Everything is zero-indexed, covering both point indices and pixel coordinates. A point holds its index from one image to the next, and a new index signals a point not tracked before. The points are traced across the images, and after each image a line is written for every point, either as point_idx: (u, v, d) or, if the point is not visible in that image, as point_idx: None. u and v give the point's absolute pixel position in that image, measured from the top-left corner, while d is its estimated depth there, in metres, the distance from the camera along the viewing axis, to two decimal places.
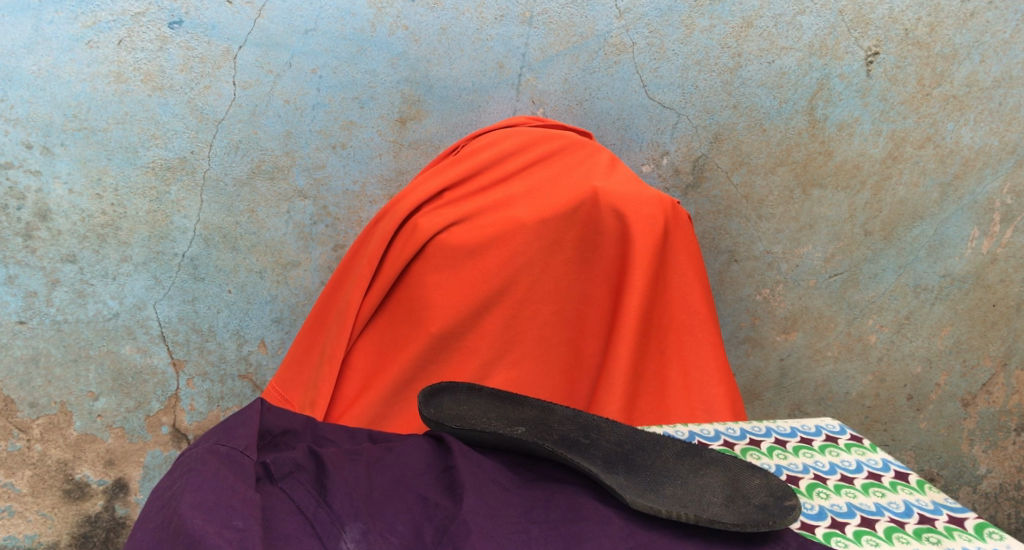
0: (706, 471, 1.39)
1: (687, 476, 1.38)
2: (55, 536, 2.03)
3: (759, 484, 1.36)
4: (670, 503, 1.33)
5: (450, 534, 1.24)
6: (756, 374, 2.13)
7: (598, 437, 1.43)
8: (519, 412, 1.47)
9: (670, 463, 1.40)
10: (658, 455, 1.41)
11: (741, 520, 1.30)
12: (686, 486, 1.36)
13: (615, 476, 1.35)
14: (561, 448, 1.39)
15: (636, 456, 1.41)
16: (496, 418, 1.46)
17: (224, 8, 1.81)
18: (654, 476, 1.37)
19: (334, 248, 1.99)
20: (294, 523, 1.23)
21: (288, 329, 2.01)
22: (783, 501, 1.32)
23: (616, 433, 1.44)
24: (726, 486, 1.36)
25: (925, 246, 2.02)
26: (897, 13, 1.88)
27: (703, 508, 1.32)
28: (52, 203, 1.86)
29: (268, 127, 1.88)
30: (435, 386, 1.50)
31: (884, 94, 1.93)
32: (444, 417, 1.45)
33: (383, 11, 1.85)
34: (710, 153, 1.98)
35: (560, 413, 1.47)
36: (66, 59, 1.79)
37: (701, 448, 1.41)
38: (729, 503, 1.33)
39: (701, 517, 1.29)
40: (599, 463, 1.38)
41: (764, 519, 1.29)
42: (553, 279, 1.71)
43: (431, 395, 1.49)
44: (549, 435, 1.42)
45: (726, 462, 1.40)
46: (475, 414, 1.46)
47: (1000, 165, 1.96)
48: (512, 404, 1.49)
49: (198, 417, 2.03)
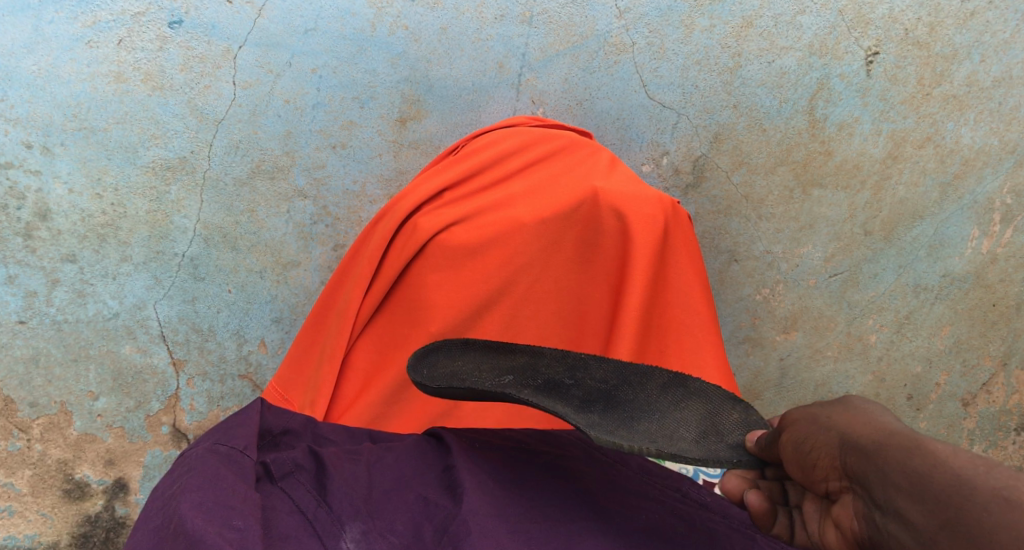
0: (687, 404, 1.33)
1: (667, 409, 1.32)
2: (55, 536, 2.03)
3: (737, 421, 1.31)
4: (641, 438, 1.27)
5: (450, 534, 1.24)
6: (755, 375, 2.13)
7: (583, 377, 1.36)
8: (508, 358, 1.39)
9: (652, 397, 1.33)
10: (642, 388, 1.34)
11: (706, 455, 1.26)
12: (664, 421, 1.30)
13: (589, 416, 1.30)
14: (540, 394, 1.33)
15: (619, 392, 1.34)
16: (485, 368, 1.38)
17: (224, 8, 1.82)
18: (633, 414, 1.31)
19: (334, 248, 1.98)
20: (294, 523, 1.22)
21: (288, 329, 2.01)
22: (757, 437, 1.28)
23: (603, 370, 1.36)
24: (705, 420, 1.31)
25: (925, 246, 2.03)
26: (897, 13, 1.90)
27: (671, 442, 1.27)
28: (52, 203, 1.86)
29: (268, 127, 1.88)
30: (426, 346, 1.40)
31: (884, 94, 1.94)
32: (435, 377, 1.37)
33: (383, 11, 1.85)
34: (710, 153, 1.98)
35: (550, 353, 1.39)
36: (66, 59, 1.79)
37: (685, 378, 1.34)
38: (701, 439, 1.28)
39: (663, 452, 1.24)
40: (576, 404, 1.32)
41: (729, 458, 1.27)
42: (553, 280, 1.70)
43: (422, 354, 1.39)
44: (533, 380, 1.35)
45: (709, 393, 1.34)
46: (467, 367, 1.38)
47: (1000, 165, 1.98)
48: (503, 352, 1.40)
49: (198, 417, 2.03)
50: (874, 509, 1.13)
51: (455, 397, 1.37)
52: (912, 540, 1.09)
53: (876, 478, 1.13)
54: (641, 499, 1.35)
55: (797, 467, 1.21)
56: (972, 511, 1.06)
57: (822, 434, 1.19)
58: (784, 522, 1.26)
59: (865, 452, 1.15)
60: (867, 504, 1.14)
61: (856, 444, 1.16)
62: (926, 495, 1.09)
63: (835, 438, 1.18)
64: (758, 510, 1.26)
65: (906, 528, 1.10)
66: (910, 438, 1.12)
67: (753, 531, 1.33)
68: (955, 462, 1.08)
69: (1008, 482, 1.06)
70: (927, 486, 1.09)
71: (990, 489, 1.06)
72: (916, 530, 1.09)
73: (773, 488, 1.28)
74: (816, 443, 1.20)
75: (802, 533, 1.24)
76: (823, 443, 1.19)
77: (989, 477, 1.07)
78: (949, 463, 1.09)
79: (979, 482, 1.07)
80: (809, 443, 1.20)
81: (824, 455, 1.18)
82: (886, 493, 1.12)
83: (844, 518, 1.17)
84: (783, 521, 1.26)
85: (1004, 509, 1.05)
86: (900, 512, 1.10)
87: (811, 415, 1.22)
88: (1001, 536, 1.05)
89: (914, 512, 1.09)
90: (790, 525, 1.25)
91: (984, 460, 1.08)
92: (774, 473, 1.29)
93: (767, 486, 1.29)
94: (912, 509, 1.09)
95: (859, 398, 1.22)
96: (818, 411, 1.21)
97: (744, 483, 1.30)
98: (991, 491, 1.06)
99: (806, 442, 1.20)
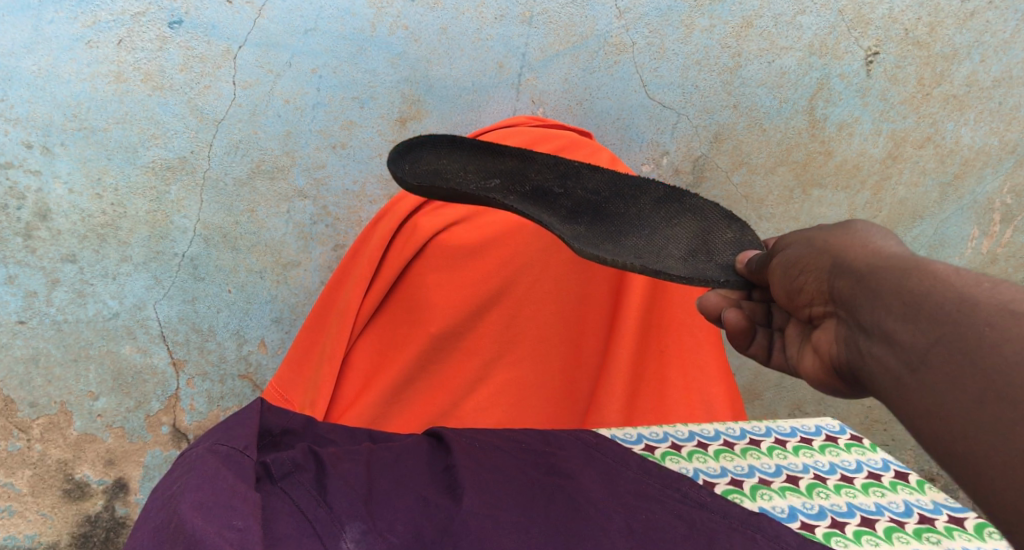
0: (680, 220, 1.29)
1: (658, 225, 1.29)
2: (55, 536, 2.10)
3: (730, 241, 1.28)
4: (626, 252, 1.24)
5: (450, 534, 1.21)
6: (755, 374, 2.25)
7: (573, 186, 1.32)
8: (496, 163, 1.35)
9: (644, 210, 1.30)
10: (635, 202, 1.30)
11: (690, 273, 1.23)
12: (653, 238, 1.27)
13: (575, 229, 1.27)
14: (527, 202, 1.31)
15: (610, 204, 1.31)
16: (471, 170, 1.35)
17: (224, 7, 1.77)
18: (621, 228, 1.28)
19: (334, 248, 2.01)
20: (294, 523, 1.18)
21: (288, 328, 2.06)
22: (746, 259, 1.25)
23: (596, 180, 1.32)
24: (696, 239, 1.28)
25: (926, 245, 2.18)
26: (897, 13, 1.93)
27: (656, 259, 1.23)
28: (52, 203, 1.83)
29: (268, 127, 1.87)
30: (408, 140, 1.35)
31: (884, 94, 2.00)
32: (416, 173, 1.34)
33: (383, 11, 1.83)
34: (710, 153, 2.02)
35: (540, 159, 1.33)
36: (65, 59, 1.74)
37: (683, 194, 1.30)
38: (688, 258, 1.25)
39: (647, 268, 1.21)
40: (563, 215, 1.29)
41: (716, 277, 1.24)
42: (553, 278, 1.69)
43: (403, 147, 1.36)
44: (521, 187, 1.33)
45: (705, 210, 1.29)
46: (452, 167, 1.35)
47: (1000, 165, 2.10)
48: (491, 155, 1.35)
49: (197, 417, 2.09)
50: (858, 331, 1.07)
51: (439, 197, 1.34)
52: (896, 361, 1.02)
53: (865, 302, 1.07)
54: (641, 498, 1.36)
55: (784, 294, 1.19)
56: (970, 328, 0.98)
57: (813, 257, 1.15)
58: (762, 343, 1.28)
59: (860, 276, 1.08)
60: (849, 326, 1.09)
61: (848, 267, 1.10)
62: (918, 314, 1.01)
63: (827, 260, 1.13)
64: (735, 328, 1.27)
65: (890, 349, 1.03)
66: (910, 262, 1.05)
67: (753, 531, 1.34)
68: (956, 281, 1.00)
69: (1015, 297, 0.98)
70: (921, 304, 1.01)
71: (993, 305, 0.98)
72: (902, 348, 1.02)
73: (756, 310, 1.29)
74: (808, 266, 1.15)
75: (779, 354, 1.26)
76: (813, 266, 1.15)
77: (992, 292, 0.98)
78: (949, 281, 1.01)
79: (979, 299, 0.99)
80: (799, 265, 1.16)
81: (812, 280, 1.15)
82: (872, 314, 1.05)
83: (823, 342, 1.14)
84: (763, 342, 1.28)
85: (1007, 323, 0.96)
86: (885, 332, 1.04)
87: (807, 238, 1.17)
88: (1002, 351, 0.96)
89: (902, 331, 1.02)
90: (769, 346, 1.28)
91: (991, 278, 1.00)
92: (760, 297, 1.29)
93: (750, 307, 1.30)
94: (900, 328, 1.02)
95: (862, 221, 1.15)
96: (814, 234, 1.17)
97: (723, 303, 1.31)
98: (996, 306, 0.98)
99: (796, 266, 1.17)
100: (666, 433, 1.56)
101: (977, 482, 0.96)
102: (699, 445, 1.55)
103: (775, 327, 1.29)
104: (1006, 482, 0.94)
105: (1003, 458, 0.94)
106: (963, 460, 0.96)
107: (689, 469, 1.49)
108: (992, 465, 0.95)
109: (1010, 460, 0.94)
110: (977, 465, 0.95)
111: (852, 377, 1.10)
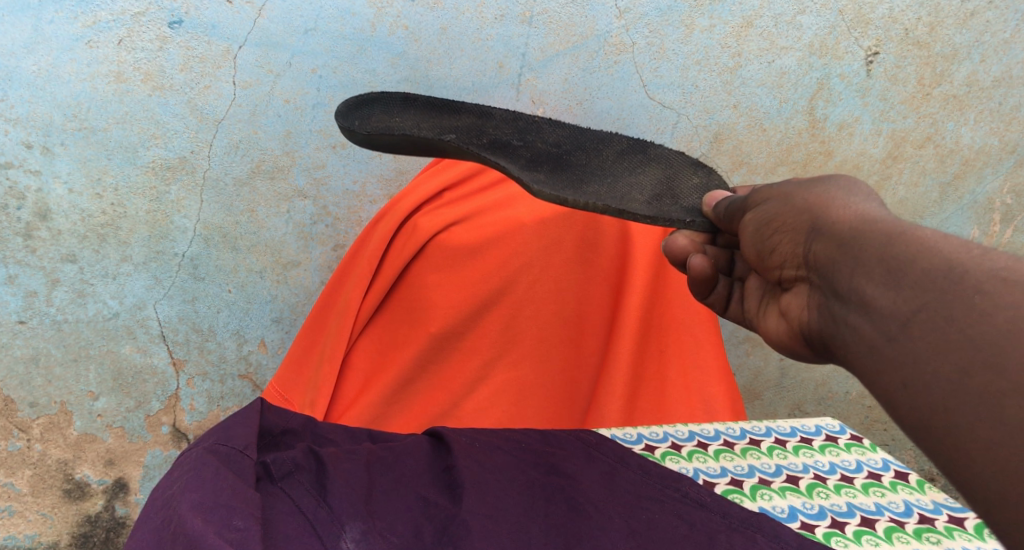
0: (644, 169, 1.28)
1: (623, 173, 1.27)
2: (55, 536, 2.10)
3: (695, 186, 1.27)
4: (590, 196, 1.20)
5: (450, 534, 1.21)
6: (755, 374, 2.25)
7: (533, 139, 1.31)
8: (454, 119, 1.35)
9: (608, 161, 1.29)
10: (598, 154, 1.30)
11: (654, 213, 1.20)
12: (616, 184, 1.24)
13: (535, 173, 1.24)
14: (485, 150, 1.28)
15: (572, 156, 1.29)
16: (429, 126, 1.33)
17: (224, 7, 1.77)
18: (583, 175, 1.25)
19: (334, 248, 2.02)
20: (294, 523, 1.17)
21: (288, 328, 2.07)
22: (711, 198, 1.23)
23: (556, 135, 1.32)
24: (662, 184, 1.26)
25: None
26: (897, 13, 1.95)
27: (621, 202, 1.20)
28: (52, 203, 1.83)
29: (268, 127, 1.87)
30: (364, 98, 1.37)
31: (884, 94, 2.03)
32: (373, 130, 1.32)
33: (383, 11, 1.82)
34: (710, 153, 2.04)
35: (498, 115, 1.35)
36: (66, 59, 1.73)
37: (646, 145, 1.30)
38: (653, 200, 1.23)
39: (612, 208, 1.19)
40: (522, 162, 1.27)
41: (682, 217, 1.22)
42: (553, 279, 1.70)
43: (358, 107, 1.36)
44: (479, 139, 1.30)
45: (669, 159, 1.29)
46: (405, 123, 1.33)
47: (1000, 165, 2.14)
48: (448, 111, 1.36)
49: (197, 416, 2.09)
50: (834, 298, 1.04)
51: (392, 147, 1.33)
52: (873, 330, 0.99)
53: (844, 267, 1.03)
54: (641, 498, 1.36)
55: (755, 253, 1.16)
56: (959, 297, 0.95)
57: (789, 215, 1.12)
58: (722, 293, 1.29)
59: (840, 242, 1.05)
60: (824, 293, 1.06)
61: (828, 228, 1.07)
62: (902, 281, 0.98)
63: (805, 220, 1.10)
64: (700, 274, 1.25)
65: (867, 317, 1.00)
66: (894, 226, 1.02)
67: (753, 531, 1.33)
68: (945, 249, 0.98)
69: (1008, 264, 0.95)
70: (906, 273, 0.98)
71: (984, 272, 0.95)
72: (881, 316, 0.99)
73: (720, 256, 1.28)
74: (784, 226, 1.12)
75: (737, 306, 1.27)
76: (790, 226, 1.12)
77: (987, 261, 0.96)
78: (936, 249, 0.98)
79: (970, 267, 0.96)
80: (773, 225, 1.13)
81: (786, 242, 1.12)
82: (852, 281, 1.02)
83: (793, 307, 1.13)
84: (722, 292, 1.29)
85: (1000, 291, 0.94)
86: (863, 299, 1.01)
87: (785, 193, 1.13)
88: (993, 320, 0.93)
89: (881, 297, 0.99)
90: (728, 296, 1.29)
91: (981, 246, 0.98)
92: (724, 242, 1.27)
93: (715, 253, 1.28)
94: (881, 296, 0.99)
95: (844, 178, 1.12)
96: (792, 191, 1.13)
97: (690, 247, 1.28)
98: (988, 272, 0.95)
99: (770, 225, 1.14)
100: (666, 433, 1.57)
101: (955, 457, 0.93)
102: (699, 445, 1.55)
103: (735, 276, 1.29)
104: (984, 446, 0.91)
105: (986, 426, 0.91)
106: (944, 434, 0.94)
107: (689, 468, 1.49)
108: (974, 440, 0.92)
109: (994, 428, 0.91)
110: (957, 437, 0.93)
111: (822, 345, 1.08)
